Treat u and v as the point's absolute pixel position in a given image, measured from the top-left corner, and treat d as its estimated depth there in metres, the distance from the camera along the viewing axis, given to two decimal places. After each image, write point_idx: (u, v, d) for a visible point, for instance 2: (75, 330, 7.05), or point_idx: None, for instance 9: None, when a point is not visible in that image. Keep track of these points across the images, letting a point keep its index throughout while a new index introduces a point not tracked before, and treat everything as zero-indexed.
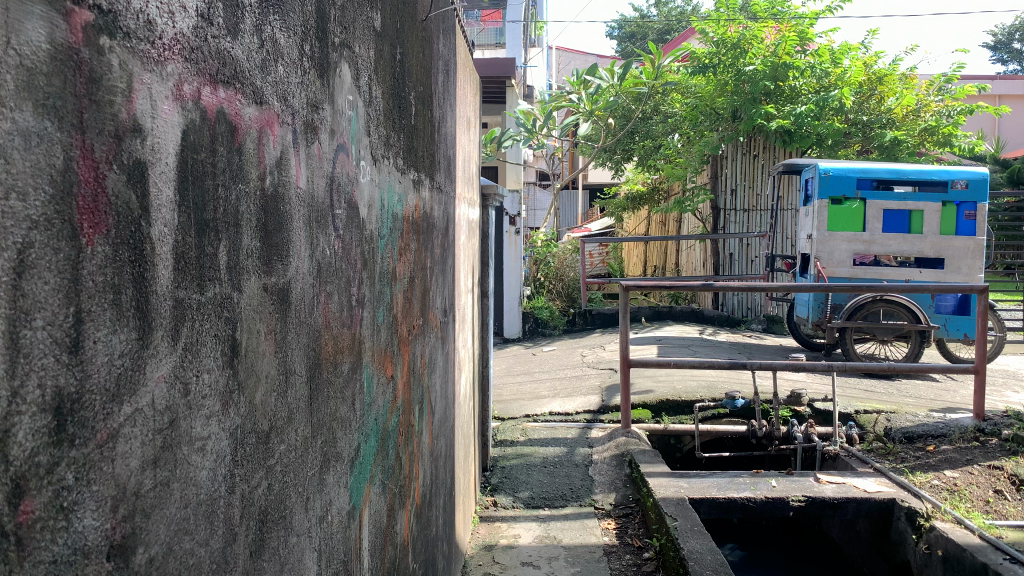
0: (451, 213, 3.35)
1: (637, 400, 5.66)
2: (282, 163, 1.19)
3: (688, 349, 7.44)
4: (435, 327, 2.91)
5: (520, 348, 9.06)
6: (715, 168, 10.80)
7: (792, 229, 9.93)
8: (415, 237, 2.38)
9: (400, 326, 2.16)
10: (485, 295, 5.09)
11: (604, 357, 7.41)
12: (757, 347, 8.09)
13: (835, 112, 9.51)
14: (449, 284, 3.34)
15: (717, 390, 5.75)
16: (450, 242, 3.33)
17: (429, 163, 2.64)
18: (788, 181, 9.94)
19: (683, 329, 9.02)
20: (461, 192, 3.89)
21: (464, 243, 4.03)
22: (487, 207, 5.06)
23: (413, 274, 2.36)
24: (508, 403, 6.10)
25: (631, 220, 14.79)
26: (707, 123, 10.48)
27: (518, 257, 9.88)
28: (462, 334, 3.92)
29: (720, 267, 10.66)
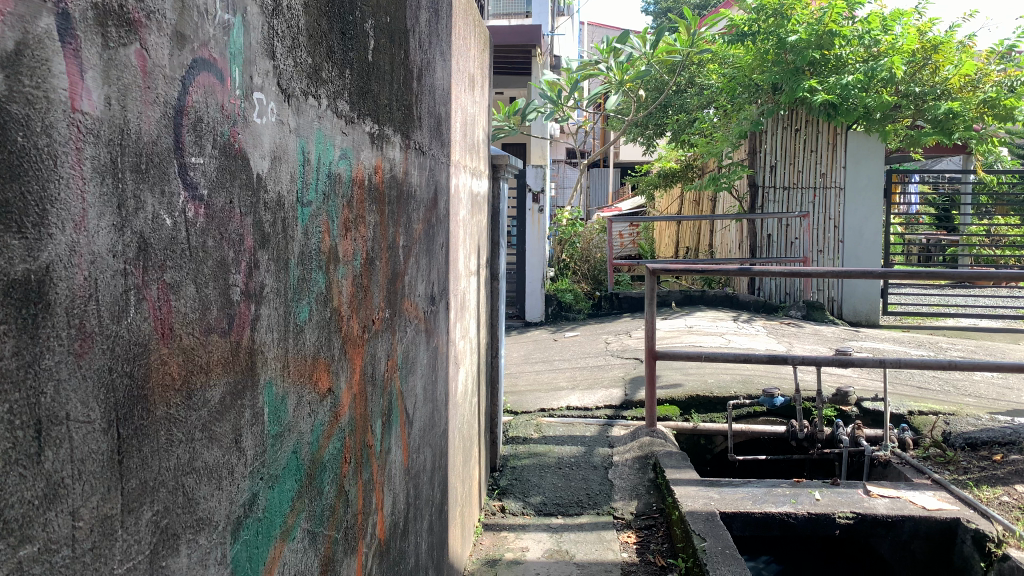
0: (444, 183, 2.85)
1: (664, 395, 5.12)
2: (24, 64, 0.70)
3: (721, 339, 6.86)
4: (415, 320, 2.41)
5: (542, 333, 8.56)
6: (753, 144, 10.01)
7: (835, 208, 9.36)
8: (377, 207, 1.88)
9: (346, 323, 1.66)
10: (495, 277, 4.59)
11: (630, 345, 6.87)
12: (797, 337, 7.48)
13: (884, 83, 8.81)
14: (441, 267, 2.85)
15: (753, 386, 5.19)
16: (442, 218, 2.83)
17: (403, 117, 2.14)
18: (832, 157, 9.33)
19: (716, 315, 8.44)
20: (462, 161, 3.39)
21: (466, 219, 3.54)
22: (497, 180, 4.54)
23: (374, 256, 1.87)
24: (523, 396, 5.60)
25: (664, 199, 14.19)
26: (745, 95, 9.79)
27: (541, 237, 9.36)
28: (461, 325, 3.44)
29: (757, 250, 9.99)
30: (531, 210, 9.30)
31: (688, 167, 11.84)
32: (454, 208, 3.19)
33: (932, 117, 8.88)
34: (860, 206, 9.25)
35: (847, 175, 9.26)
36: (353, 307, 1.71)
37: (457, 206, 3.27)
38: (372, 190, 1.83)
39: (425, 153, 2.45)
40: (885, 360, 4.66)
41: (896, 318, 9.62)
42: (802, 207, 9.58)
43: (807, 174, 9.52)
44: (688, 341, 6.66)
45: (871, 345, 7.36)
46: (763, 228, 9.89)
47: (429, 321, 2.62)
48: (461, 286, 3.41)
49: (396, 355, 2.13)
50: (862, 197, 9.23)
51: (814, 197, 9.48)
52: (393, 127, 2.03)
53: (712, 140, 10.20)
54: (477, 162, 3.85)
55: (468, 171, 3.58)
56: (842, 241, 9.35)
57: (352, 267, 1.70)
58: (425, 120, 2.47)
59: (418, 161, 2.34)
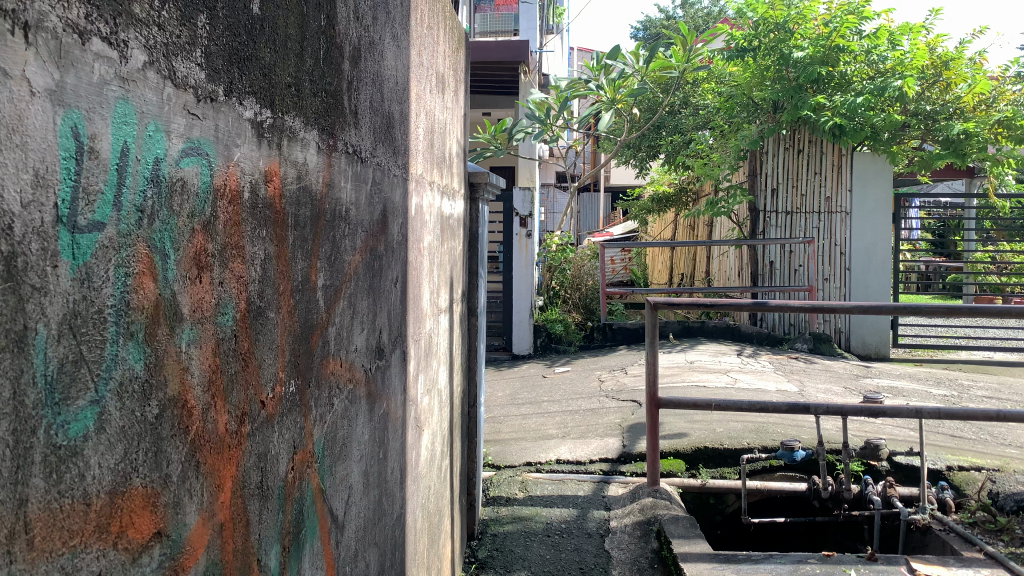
0: (398, 203, 2.25)
1: (667, 447, 4.50)
2: None
3: (726, 378, 6.24)
4: (350, 386, 1.79)
5: (531, 367, 7.93)
6: (753, 164, 9.48)
7: (841, 235, 8.77)
8: (270, 233, 1.28)
9: (202, 416, 1.06)
10: (473, 312, 3.97)
11: (625, 384, 6.24)
12: (806, 373, 6.87)
13: (894, 101, 8.33)
14: (396, 308, 2.24)
15: (768, 436, 4.57)
16: (396, 247, 2.22)
17: (326, 111, 1.55)
18: (837, 180, 8.79)
19: (717, 348, 7.84)
20: (428, 177, 2.79)
21: (434, 248, 2.93)
22: (475, 201, 3.93)
23: (263, 308, 1.26)
24: (507, 446, 4.97)
25: (656, 224, 13.67)
26: (744, 114, 9.27)
27: (530, 264, 8.80)
28: (428, 375, 2.83)
29: (759, 278, 9.42)
30: (518, 235, 8.76)
31: (682, 191, 11.25)
32: (416, 235, 2.58)
33: (943, 137, 8.37)
34: (867, 234, 8.65)
35: (853, 198, 8.69)
36: (217, 393, 1.10)
37: (421, 231, 2.67)
38: (259, 211, 1.23)
39: (365, 161, 1.85)
40: (923, 409, 4.05)
41: (906, 351, 9.10)
42: (806, 232, 9.03)
43: (811, 197, 8.98)
44: (690, 382, 6.04)
45: (886, 382, 6.76)
46: (765, 255, 9.36)
47: (374, 383, 2.00)
48: (426, 327, 2.80)
49: (311, 442, 1.52)
50: (870, 222, 8.64)
51: (819, 222, 8.93)
52: (305, 121, 1.43)
53: (709, 161, 9.62)
54: (449, 180, 3.26)
55: (437, 189, 2.98)
56: (849, 269, 8.73)
57: (214, 328, 1.09)
58: (368, 121, 1.87)
59: (354, 174, 1.74)
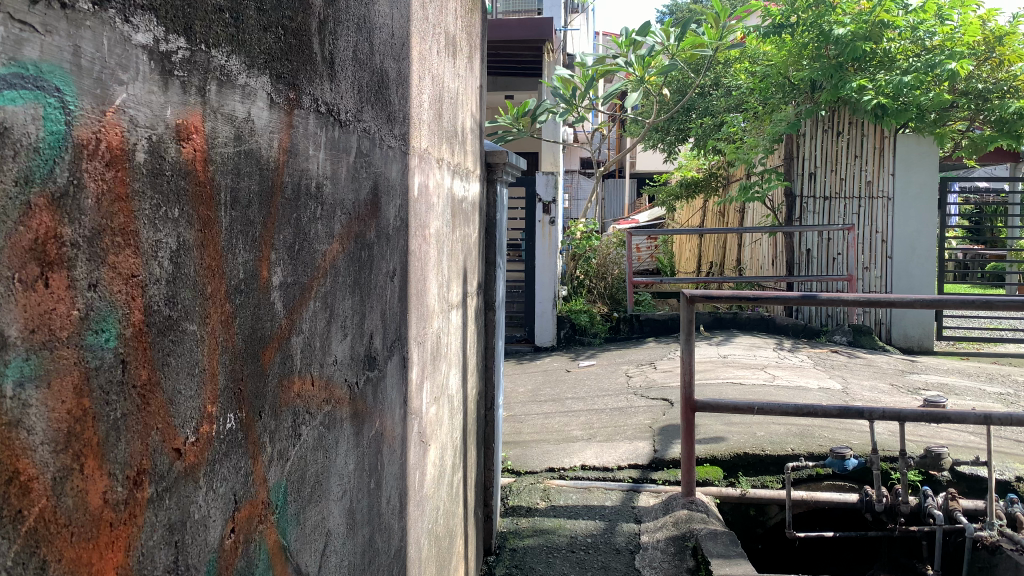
0: (395, 180, 1.87)
1: (703, 453, 4.11)
2: None
3: (763, 375, 5.82)
4: (327, 409, 1.43)
5: (555, 361, 7.54)
6: (789, 147, 9.00)
7: (882, 220, 8.35)
8: (186, 213, 0.91)
9: (53, 490, 0.70)
10: (490, 306, 3.61)
11: (655, 381, 5.84)
12: (848, 369, 6.43)
13: (943, 79, 7.86)
14: (393, 307, 1.88)
15: (814, 441, 4.17)
16: (393, 234, 1.85)
17: (284, 50, 1.17)
18: (879, 163, 8.33)
19: (751, 341, 7.42)
20: (436, 152, 2.42)
21: (444, 235, 2.56)
22: (492, 182, 3.55)
23: (175, 320, 0.89)
24: (528, 448, 4.60)
25: (683, 210, 13.22)
26: (780, 95, 8.80)
27: (553, 252, 8.42)
28: (437, 381, 2.47)
29: (794, 266, 8.99)
30: (541, 222, 8.39)
31: (711, 176, 10.81)
32: (421, 219, 2.21)
33: (995, 117, 7.91)
34: (910, 219, 8.25)
35: (895, 182, 8.25)
36: (86, 450, 0.74)
37: (427, 217, 2.30)
38: (164, 181, 0.86)
39: (345, 125, 1.47)
40: (993, 415, 3.61)
41: (949, 344, 8.64)
42: (844, 218, 8.55)
43: (850, 182, 8.50)
44: (725, 380, 5.63)
45: (934, 379, 6.31)
46: (801, 242, 8.88)
47: (361, 401, 1.64)
48: (435, 326, 2.45)
49: (265, 490, 1.16)
50: (913, 206, 8.23)
51: (858, 207, 8.46)
52: (248, 62, 1.06)
53: (743, 144, 9.16)
54: (461, 157, 2.88)
55: (447, 167, 2.60)
56: (891, 257, 8.33)
57: (79, 354, 0.73)
58: (350, 75, 1.50)
59: (328, 140, 1.37)
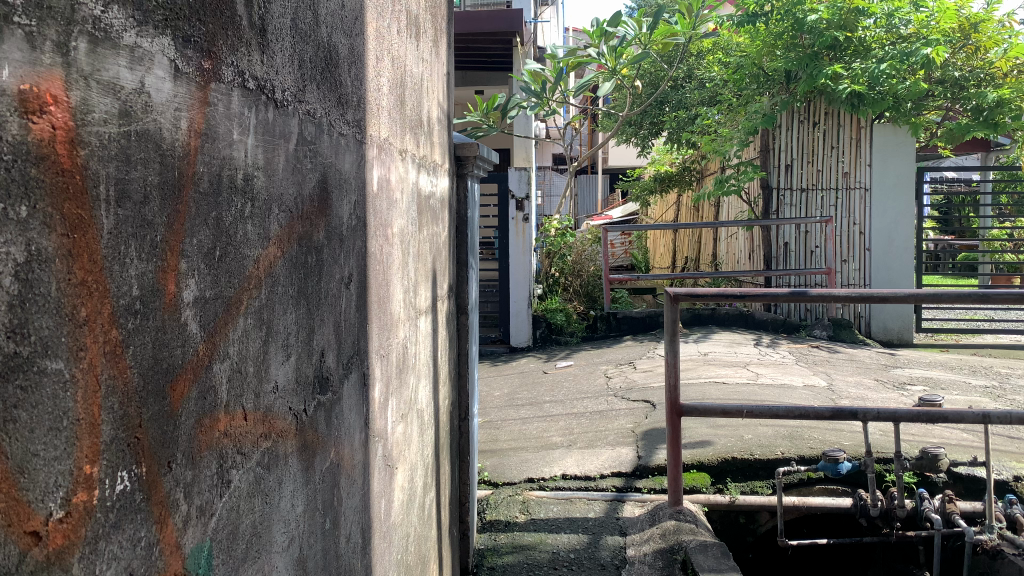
0: (349, 173, 1.64)
1: (690, 458, 3.91)
2: None
3: (746, 374, 5.63)
4: (265, 446, 1.20)
5: (531, 362, 7.33)
6: (765, 140, 8.81)
7: (860, 212, 8.24)
8: (40, 212, 0.67)
9: None
10: (463, 310, 3.38)
11: (635, 382, 5.65)
12: (831, 365, 6.27)
13: (919, 67, 7.74)
14: (348, 318, 1.65)
15: (805, 444, 3.99)
16: (347, 235, 1.62)
17: (196, 4, 0.93)
18: (855, 154, 8.23)
19: (731, 338, 7.26)
20: (398, 145, 2.18)
21: (410, 236, 2.34)
22: (462, 177, 3.32)
23: (26, 358, 0.66)
24: (506, 457, 4.38)
25: (657, 205, 13.07)
26: (754, 86, 8.66)
27: (527, 250, 8.21)
28: (404, 398, 2.24)
29: (772, 261, 8.78)
30: (514, 219, 8.17)
31: (686, 170, 10.68)
32: (382, 217, 1.98)
33: (971, 105, 7.80)
34: (887, 209, 8.14)
35: (873, 173, 8.17)
36: None
37: (390, 217, 2.07)
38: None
39: (283, 104, 1.24)
40: (992, 414, 3.44)
41: (928, 336, 8.55)
42: (822, 210, 8.43)
43: (827, 173, 8.38)
44: (708, 379, 5.43)
45: (919, 373, 6.16)
46: (779, 236, 8.70)
47: (310, 431, 1.41)
48: (401, 336, 2.22)
49: (179, 559, 0.92)
50: (890, 198, 8.13)
51: (836, 199, 8.35)
52: (139, 17, 0.82)
53: (718, 136, 8.98)
54: (428, 150, 2.65)
55: (412, 160, 2.37)
56: (869, 249, 8.22)
57: None
58: (289, 46, 1.26)
59: (258, 122, 1.13)
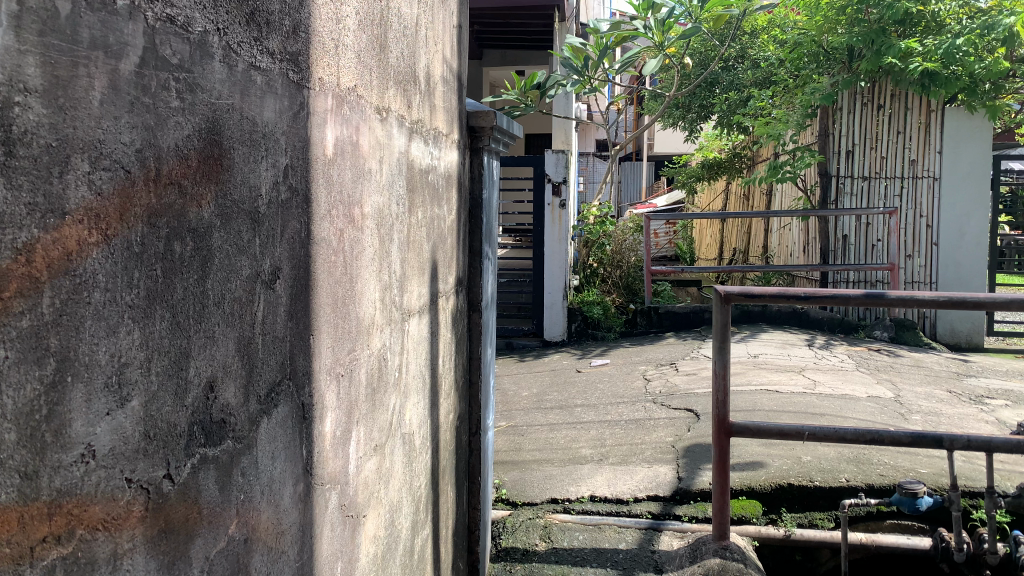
0: (268, 124, 1.16)
1: (739, 482, 3.39)
2: None
3: (803, 381, 5.05)
4: (56, 554, 0.73)
5: (565, 359, 6.82)
6: (824, 123, 8.06)
7: (928, 204, 7.57)
8: None
9: None
10: (475, 307, 2.90)
11: (677, 386, 5.10)
12: (896, 372, 5.65)
13: (998, 42, 7.03)
14: (266, 333, 1.17)
15: (875, 470, 3.43)
16: (264, 213, 1.15)
17: None
18: (924, 140, 7.55)
19: (783, 338, 6.66)
20: (375, 99, 1.69)
21: (394, 218, 1.86)
22: (477, 151, 2.83)
23: None
24: (529, 471, 3.89)
25: (704, 192, 12.41)
26: (813, 66, 7.98)
27: (563, 239, 7.69)
28: (381, 425, 1.77)
29: (830, 256, 8.10)
30: (550, 205, 7.67)
31: (736, 156, 10.07)
32: (343, 191, 1.50)
33: None
34: (961, 200, 7.48)
35: (943, 161, 7.49)
36: None
37: (358, 193, 1.59)
38: None
39: None
40: None
41: (999, 340, 7.81)
42: (885, 201, 7.73)
43: (891, 161, 7.69)
44: (759, 387, 4.86)
45: (995, 384, 5.51)
46: (837, 227, 8.03)
47: (178, 506, 0.94)
48: (378, 346, 1.74)
49: None
50: (963, 188, 7.47)
51: (901, 189, 7.67)
52: None
53: (772, 119, 8.31)
54: (426, 114, 2.17)
55: (399, 122, 1.88)
56: (937, 244, 7.58)
57: None
58: None
59: (17, 5, 0.67)
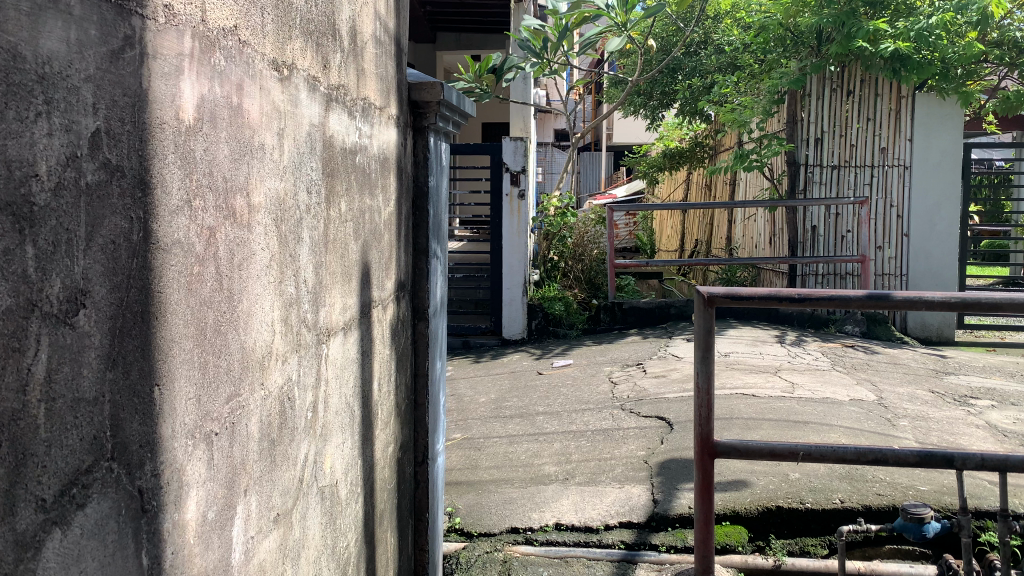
0: (51, 61, 0.73)
1: (722, 505, 3.02)
2: None
3: (780, 383, 4.70)
4: None
5: (524, 359, 6.41)
6: (791, 109, 7.67)
7: (898, 193, 7.32)
8: None
9: None
10: (421, 314, 2.47)
11: (647, 391, 4.72)
12: (874, 371, 5.33)
13: (970, 26, 6.79)
14: (58, 398, 0.74)
15: (870, 487, 3.09)
16: (42, 208, 0.72)
17: None
18: (895, 127, 7.29)
19: (753, 335, 6.33)
20: (270, 50, 1.25)
21: (303, 210, 1.43)
22: (423, 129, 2.39)
23: None
24: (487, 494, 3.46)
25: (665, 182, 12.09)
26: (780, 51, 7.59)
27: (522, 231, 7.28)
28: (286, 486, 1.34)
29: (798, 247, 7.72)
30: (508, 195, 7.24)
31: (697, 145, 9.70)
32: (215, 173, 1.07)
33: None
34: (930, 190, 7.29)
35: (913, 149, 7.27)
36: None
37: (241, 176, 1.16)
38: None
39: None
40: None
41: (967, 333, 7.61)
42: (855, 190, 7.43)
43: (862, 149, 7.40)
44: (734, 391, 4.49)
45: (976, 382, 5.22)
46: (805, 218, 7.66)
47: None
48: (278, 384, 1.31)
49: None
50: (933, 178, 7.28)
51: (871, 177, 7.39)
52: None
53: (737, 105, 7.95)
54: (351, 79, 1.73)
55: (308, 85, 1.44)
56: (907, 235, 7.35)
57: None
58: None
59: None
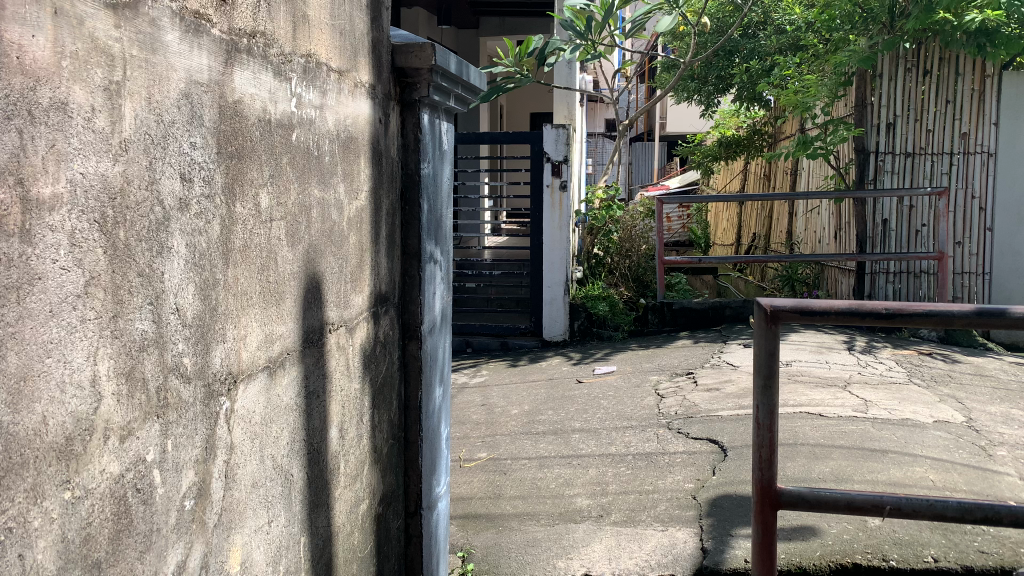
0: None
1: (785, 559, 2.49)
2: None
3: (852, 401, 4.11)
4: None
5: (563, 365, 5.90)
6: (862, 91, 6.93)
7: (981, 182, 6.59)
8: None
9: None
10: (412, 332, 2.00)
11: (698, 407, 4.18)
12: (959, 385, 4.68)
13: None
14: None
15: (969, 542, 2.53)
16: None
17: None
18: (978, 110, 6.52)
19: (817, 341, 5.73)
20: None
21: (171, 207, 0.97)
22: (412, 105, 1.93)
23: None
24: (508, 532, 2.99)
25: (721, 173, 11.44)
26: (849, 29, 6.87)
27: (564, 226, 6.77)
28: None
29: (867, 243, 7.08)
30: (549, 186, 6.73)
31: (755, 133, 9.05)
32: None
33: None
34: (1017, 180, 6.61)
35: (999, 134, 6.52)
36: None
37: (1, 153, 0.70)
38: None
39: None
40: None
41: None
42: (931, 180, 6.71)
43: (939, 134, 6.66)
44: (797, 410, 3.93)
45: None
46: (876, 211, 7.02)
47: None
48: (111, 472, 0.86)
49: None
50: (1021, 165, 6.59)
51: (949, 166, 6.66)
52: None
53: (798, 88, 7.27)
54: (281, 27, 1.27)
55: (181, 25, 0.98)
56: (991, 229, 6.63)
57: None
58: None
59: None
